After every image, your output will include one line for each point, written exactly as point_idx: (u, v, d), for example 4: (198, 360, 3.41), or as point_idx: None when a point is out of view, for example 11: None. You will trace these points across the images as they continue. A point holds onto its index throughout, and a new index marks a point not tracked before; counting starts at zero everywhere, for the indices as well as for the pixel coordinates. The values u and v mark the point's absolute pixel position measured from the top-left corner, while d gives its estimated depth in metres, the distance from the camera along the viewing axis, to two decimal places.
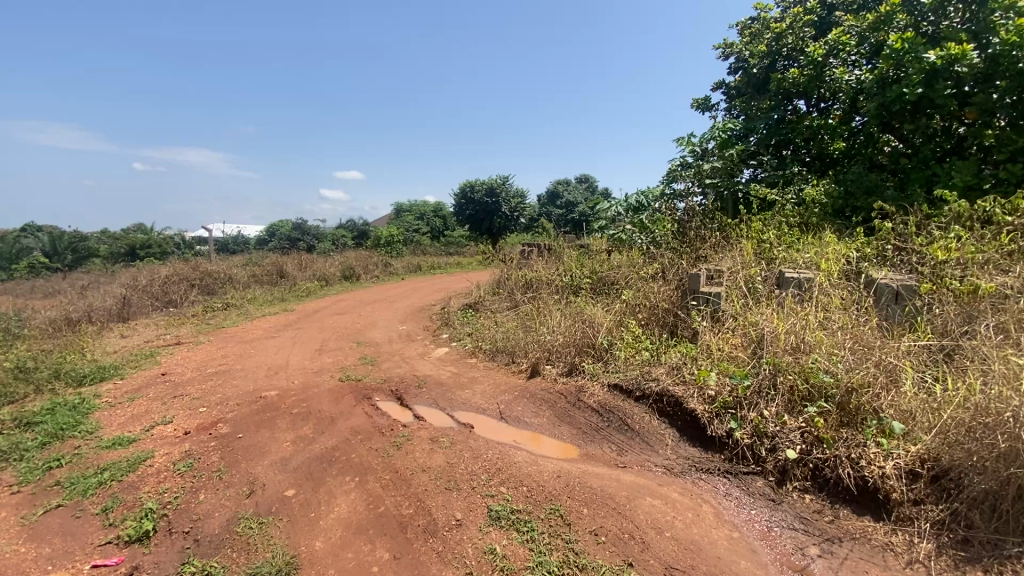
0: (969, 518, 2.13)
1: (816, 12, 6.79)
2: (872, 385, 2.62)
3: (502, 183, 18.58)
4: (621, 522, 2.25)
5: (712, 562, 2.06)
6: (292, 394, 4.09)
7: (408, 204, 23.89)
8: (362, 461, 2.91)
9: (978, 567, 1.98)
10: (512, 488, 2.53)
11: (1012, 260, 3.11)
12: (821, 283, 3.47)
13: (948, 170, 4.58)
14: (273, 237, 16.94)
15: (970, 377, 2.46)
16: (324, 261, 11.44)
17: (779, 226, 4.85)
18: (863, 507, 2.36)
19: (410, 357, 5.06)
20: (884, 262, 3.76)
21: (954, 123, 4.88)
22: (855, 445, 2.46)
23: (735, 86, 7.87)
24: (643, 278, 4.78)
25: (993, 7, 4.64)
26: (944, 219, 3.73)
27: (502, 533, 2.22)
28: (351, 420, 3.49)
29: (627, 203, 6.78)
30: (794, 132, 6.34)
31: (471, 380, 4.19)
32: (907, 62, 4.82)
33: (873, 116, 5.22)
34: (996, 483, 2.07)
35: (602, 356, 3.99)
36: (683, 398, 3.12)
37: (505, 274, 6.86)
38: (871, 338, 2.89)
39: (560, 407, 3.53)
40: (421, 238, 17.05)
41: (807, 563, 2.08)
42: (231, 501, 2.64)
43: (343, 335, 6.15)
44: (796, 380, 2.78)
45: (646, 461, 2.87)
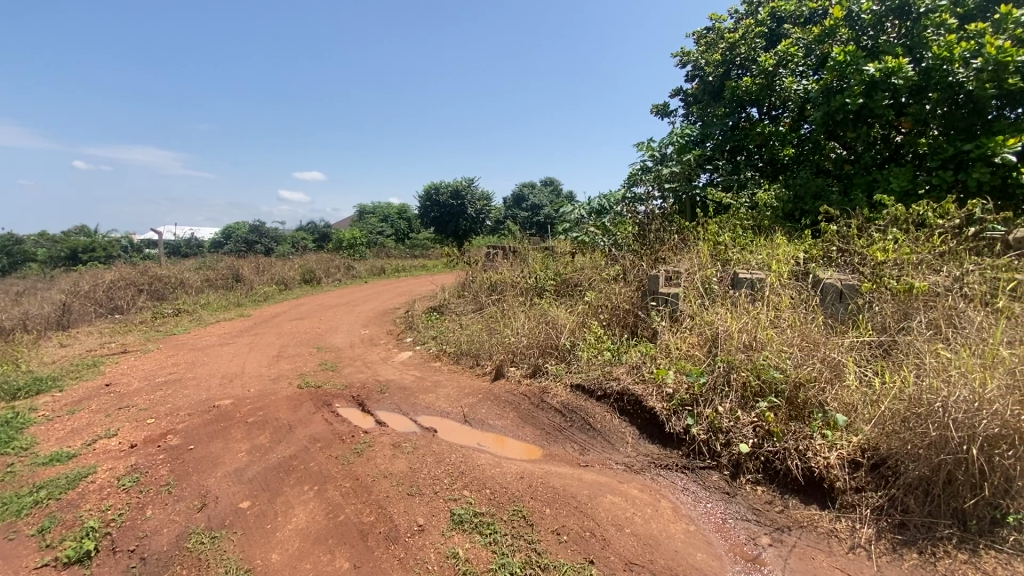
0: (904, 503, 2.27)
1: (767, 24, 7.03)
2: (818, 380, 2.75)
3: (467, 184, 18.48)
4: (582, 520, 2.28)
5: (670, 555, 2.11)
6: (248, 402, 3.95)
7: (371, 206, 23.59)
8: (322, 469, 2.85)
9: (914, 550, 2.12)
10: (475, 490, 2.52)
11: (943, 260, 3.33)
12: (772, 282, 3.62)
13: (887, 176, 4.88)
14: (229, 238, 16.31)
15: (905, 370, 2.63)
16: (283, 264, 11.10)
17: (734, 228, 5.02)
18: (810, 496, 2.47)
19: (372, 362, 4.96)
20: (830, 263, 3.96)
21: (892, 132, 5.22)
22: (803, 437, 2.57)
23: (692, 94, 8.10)
24: (606, 279, 4.88)
25: (927, 23, 4.95)
26: (883, 223, 3.97)
27: (465, 536, 2.22)
28: (310, 428, 3.40)
29: (590, 206, 6.88)
30: (747, 139, 6.57)
31: (435, 384, 4.16)
32: (849, 74, 5.09)
33: (819, 124, 5.48)
34: (928, 469, 2.22)
35: (566, 356, 4.04)
36: (643, 397, 3.18)
37: (470, 277, 6.85)
38: (817, 336, 3.03)
39: (524, 408, 3.55)
40: (385, 240, 16.80)
41: (759, 552, 2.17)
42: (181, 516, 2.53)
43: (303, 340, 5.99)
44: (748, 377, 2.90)
45: (607, 459, 2.92)
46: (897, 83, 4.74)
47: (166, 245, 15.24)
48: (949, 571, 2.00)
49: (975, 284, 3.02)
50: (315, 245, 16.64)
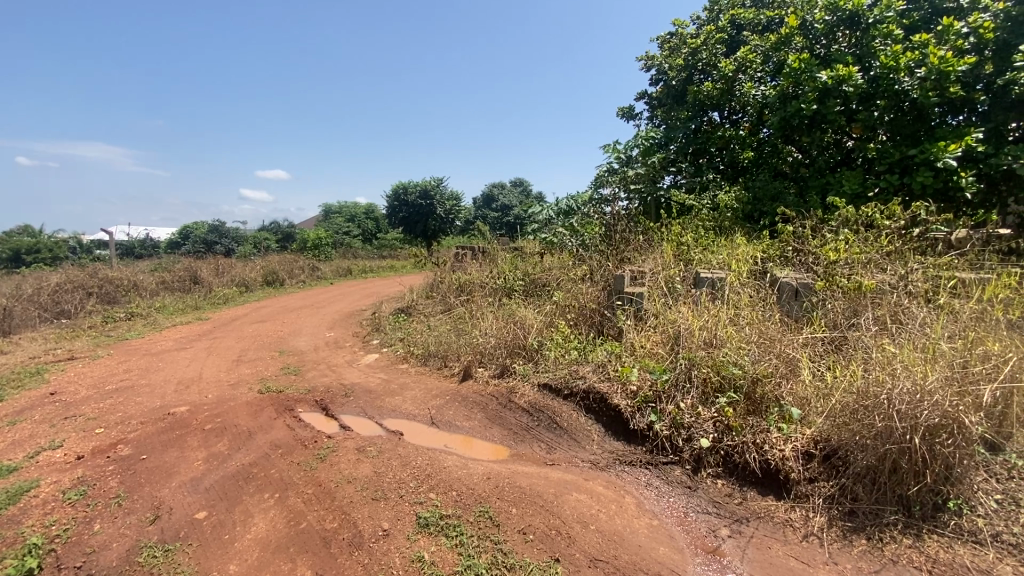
0: (854, 492, 2.38)
1: (727, 31, 7.28)
2: (774, 375, 2.85)
3: (436, 184, 18.29)
4: (549, 519, 2.30)
5: (634, 550, 2.15)
6: (205, 409, 3.81)
7: (337, 205, 23.11)
8: (283, 476, 2.77)
9: (862, 536, 2.22)
10: (441, 493, 2.50)
11: (890, 260, 3.50)
12: (731, 281, 3.74)
13: (838, 179, 5.11)
14: (187, 239, 15.70)
15: (854, 365, 2.75)
16: (244, 265, 10.76)
17: (696, 228, 5.15)
18: (767, 488, 2.55)
19: (337, 365, 4.86)
20: (787, 263, 4.11)
21: (844, 137, 5.44)
22: (761, 431, 2.66)
23: (656, 97, 8.26)
24: (573, 279, 4.92)
25: (875, 34, 5.20)
26: (835, 224, 4.15)
27: (431, 539, 2.20)
28: (271, 434, 3.31)
29: (558, 207, 6.93)
30: (709, 142, 6.77)
31: (401, 386, 4.11)
32: (804, 81, 5.31)
33: (777, 129, 5.68)
34: (875, 459, 2.33)
35: (533, 356, 4.05)
36: (608, 395, 3.22)
37: (438, 278, 6.80)
38: (774, 332, 3.13)
39: (491, 408, 3.55)
40: (352, 241, 16.48)
41: (719, 544, 2.24)
42: (133, 529, 2.42)
43: (264, 344, 5.82)
44: (709, 373, 2.98)
45: (573, 458, 2.96)
46: (847, 90, 4.99)
47: (118, 246, 14.56)
48: (895, 555, 2.11)
49: (918, 282, 3.19)
50: (278, 246, 16.19)
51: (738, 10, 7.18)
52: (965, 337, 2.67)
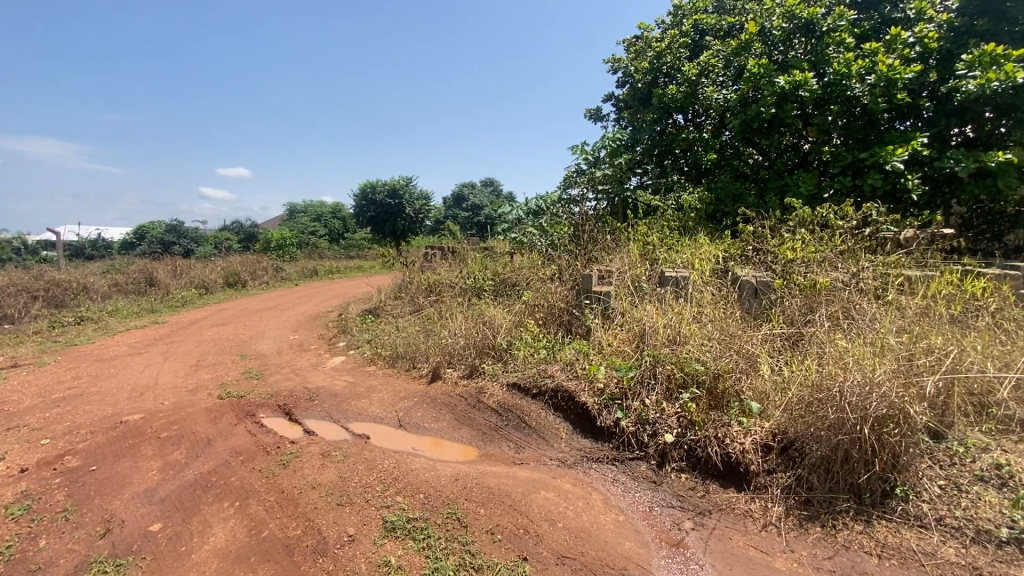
0: (809, 482, 2.47)
1: (690, 35, 7.45)
2: (734, 370, 2.94)
3: (405, 183, 18.07)
4: (516, 518, 2.30)
5: (600, 546, 2.18)
6: (161, 416, 3.66)
7: (303, 204, 22.55)
8: (244, 483, 2.69)
9: (817, 524, 2.32)
10: (408, 496, 2.48)
11: (843, 258, 3.65)
12: (695, 280, 3.83)
13: (796, 181, 5.31)
14: (143, 239, 15.03)
15: (809, 360, 2.86)
16: (204, 266, 10.38)
17: (662, 228, 5.26)
18: (728, 480, 2.63)
19: (301, 368, 4.75)
20: (747, 262, 4.24)
21: (801, 141, 5.65)
22: (722, 425, 2.74)
23: (623, 99, 8.38)
24: (542, 278, 4.95)
25: (829, 42, 5.41)
26: (792, 224, 4.30)
27: (397, 543, 2.17)
28: (232, 440, 3.21)
29: (527, 207, 6.97)
30: (674, 144, 6.91)
31: (368, 389, 4.04)
32: (763, 85, 5.48)
33: (738, 131, 5.85)
34: (829, 449, 2.43)
35: (502, 356, 4.05)
36: (576, 392, 3.26)
37: (407, 278, 6.73)
38: (735, 329, 3.23)
39: (460, 409, 3.54)
40: (318, 240, 16.12)
41: (682, 536, 2.29)
42: (81, 544, 2.30)
43: (226, 347, 5.63)
44: (673, 369, 3.05)
45: (542, 456, 2.98)
46: (803, 95, 5.17)
47: (65, 246, 13.81)
48: (847, 541, 2.21)
49: (868, 280, 3.35)
50: (240, 246, 15.68)
51: (701, 15, 7.37)
52: (911, 331, 2.81)
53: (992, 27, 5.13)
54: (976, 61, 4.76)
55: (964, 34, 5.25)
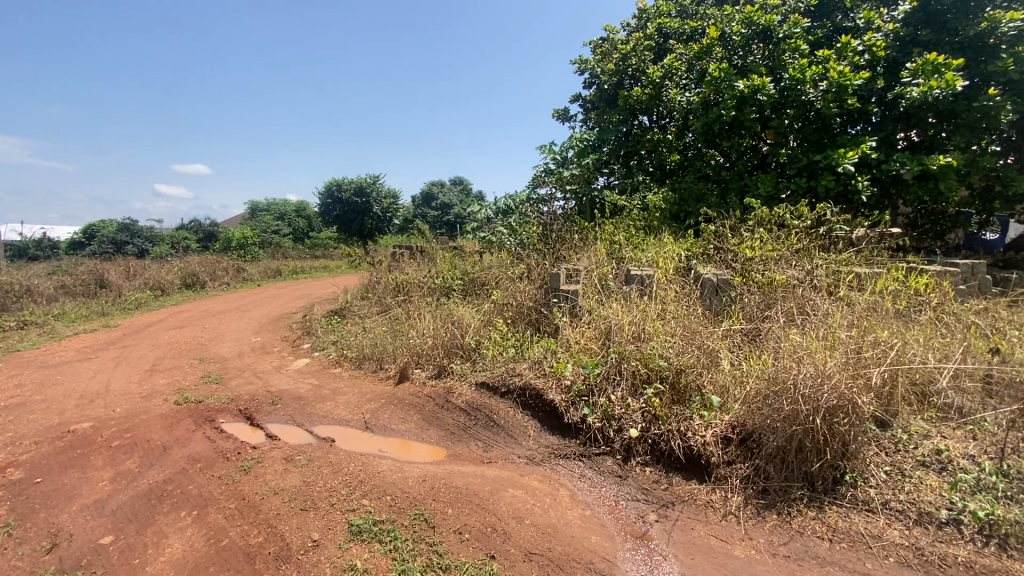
0: (766, 471, 2.57)
1: (654, 39, 7.59)
2: (696, 366, 3.03)
3: (372, 181, 17.80)
4: (484, 517, 2.31)
5: (567, 541, 2.21)
6: (113, 424, 3.50)
7: (265, 203, 21.89)
8: (203, 491, 2.60)
9: (773, 511, 2.42)
10: (375, 499, 2.45)
11: (798, 256, 3.80)
12: (659, 278, 3.92)
13: (755, 182, 5.49)
14: (93, 238, 14.29)
15: (766, 354, 2.97)
16: (159, 267, 9.95)
17: (628, 228, 5.36)
18: (690, 472, 2.71)
19: (264, 371, 4.61)
20: (709, 260, 4.37)
21: (760, 143, 5.85)
22: (684, 419, 2.82)
23: (590, 100, 8.47)
24: (511, 278, 4.96)
25: (785, 48, 5.63)
26: (751, 223, 4.46)
27: (364, 547, 2.15)
28: (190, 447, 3.10)
29: (496, 207, 6.98)
30: (639, 145, 7.04)
31: (334, 391, 3.97)
32: (723, 89, 5.65)
33: (700, 134, 6.01)
34: (784, 439, 2.54)
35: (470, 355, 4.05)
36: (543, 390, 3.29)
37: (374, 278, 6.64)
38: (697, 325, 3.32)
39: (428, 409, 3.52)
40: (281, 239, 15.68)
41: (647, 528, 2.35)
42: (25, 561, 2.18)
43: (183, 351, 5.42)
44: (637, 366, 3.11)
45: (510, 454, 3.00)
46: (761, 99, 5.36)
47: (5, 247, 13.00)
48: (801, 527, 2.31)
49: (821, 277, 3.50)
50: (199, 246, 15.10)
51: (665, 19, 7.52)
52: (861, 326, 2.95)
53: (933, 37, 5.42)
54: (919, 69, 5.00)
55: (908, 45, 5.56)
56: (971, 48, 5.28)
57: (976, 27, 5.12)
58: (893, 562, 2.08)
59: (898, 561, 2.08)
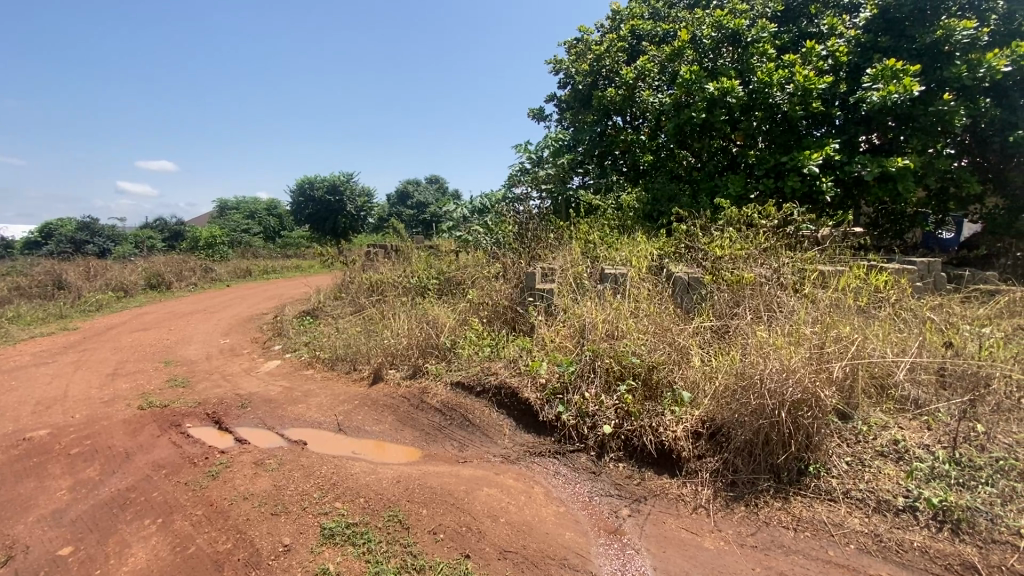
0: (735, 464, 2.64)
1: (627, 40, 7.68)
2: (667, 362, 3.08)
3: (346, 179, 17.54)
4: (459, 516, 2.31)
5: (541, 538, 2.23)
6: (72, 431, 3.37)
7: (234, 201, 21.33)
8: (168, 498, 2.53)
9: (741, 503, 2.48)
10: (348, 501, 2.42)
11: (765, 255, 3.91)
12: (633, 277, 3.98)
13: (725, 182, 5.62)
14: (50, 238, 13.69)
15: (735, 350, 3.05)
16: (121, 267, 9.60)
17: (602, 227, 5.41)
18: (662, 467, 2.77)
19: (233, 374, 4.50)
20: (681, 259, 4.45)
21: (730, 144, 5.99)
22: (656, 415, 2.87)
23: (564, 100, 8.52)
24: (486, 277, 4.96)
25: (754, 52, 5.77)
26: (721, 223, 4.56)
27: (336, 550, 2.12)
28: (154, 453, 3.01)
29: (472, 206, 6.97)
30: (613, 145, 7.12)
31: (305, 393, 3.90)
32: (695, 91, 5.76)
33: (672, 134, 6.12)
34: (751, 433, 2.61)
35: (446, 355, 4.03)
36: (519, 389, 3.30)
37: (348, 278, 6.55)
38: (668, 323, 3.38)
39: (402, 410, 3.49)
40: (251, 238, 15.29)
41: (620, 523, 2.39)
42: None
43: (147, 354, 5.24)
44: (611, 363, 3.14)
45: (485, 453, 3.00)
46: (730, 101, 5.49)
47: None
48: (767, 518, 2.38)
49: (788, 275, 3.60)
50: (165, 245, 14.62)
51: (637, 21, 7.61)
52: (824, 322, 3.06)
53: (892, 44, 5.67)
54: (879, 75, 5.21)
55: (869, 50, 5.79)
56: (927, 54, 5.49)
57: (932, 35, 5.34)
58: (854, 549, 2.16)
59: (858, 548, 2.17)
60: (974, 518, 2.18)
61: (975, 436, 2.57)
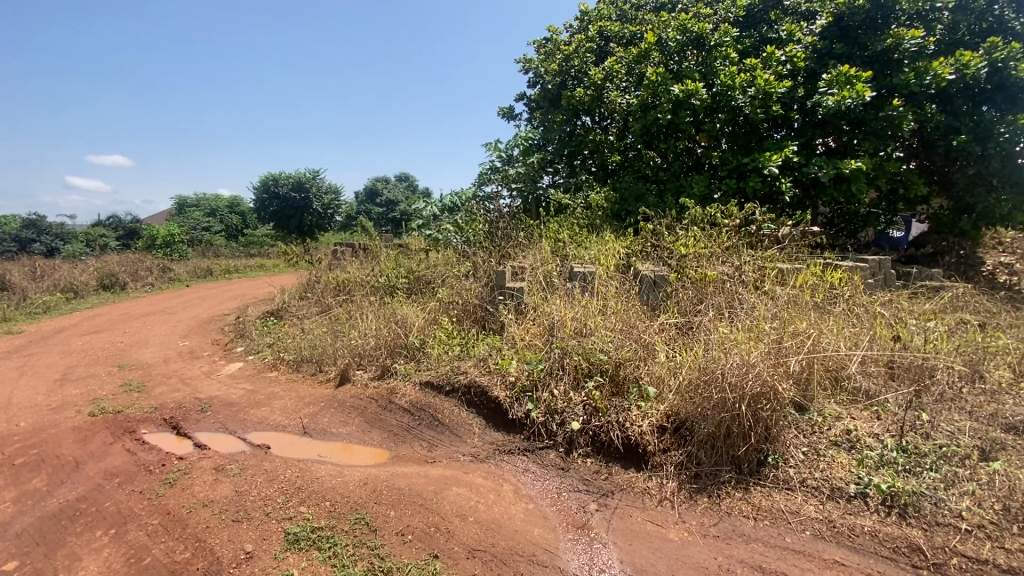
0: (698, 457, 2.72)
1: (596, 41, 7.76)
2: (634, 358, 3.14)
3: (312, 176, 17.16)
4: (427, 517, 2.30)
5: (511, 536, 2.25)
6: (15, 440, 3.19)
7: (194, 197, 20.57)
8: (122, 508, 2.43)
9: (705, 495, 2.56)
10: (313, 505, 2.38)
11: (728, 253, 4.03)
12: (601, 275, 4.03)
13: (690, 182, 5.76)
14: None
15: (698, 345, 3.13)
16: (71, 267, 9.14)
17: (572, 226, 5.46)
18: (629, 461, 2.82)
19: (192, 377, 4.35)
20: (647, 257, 4.54)
21: (694, 145, 6.13)
22: (623, 410, 2.93)
23: (534, 100, 8.55)
24: (456, 276, 4.93)
25: (717, 56, 5.92)
26: (686, 222, 4.67)
27: (301, 555, 2.08)
28: (106, 461, 2.88)
29: (442, 204, 6.93)
30: (582, 144, 7.20)
31: (269, 396, 3.80)
32: (661, 92, 5.86)
33: (639, 135, 6.22)
34: (714, 426, 2.69)
35: (415, 355, 4.00)
36: (488, 387, 3.31)
37: (314, 277, 6.41)
38: (635, 320, 3.44)
39: (370, 411, 3.45)
40: (213, 237, 14.77)
41: (588, 518, 2.42)
42: None
43: (99, 358, 5.01)
44: (579, 360, 3.18)
45: (454, 453, 2.99)
46: (694, 103, 5.62)
47: None
48: (729, 508, 2.46)
49: (749, 273, 3.72)
50: (120, 243, 13.99)
51: (605, 22, 7.71)
52: (782, 318, 3.17)
53: (846, 50, 5.93)
54: (834, 80, 5.42)
55: (825, 56, 6.04)
56: (878, 62, 5.78)
57: (882, 43, 5.62)
58: (809, 535, 2.26)
59: (813, 534, 2.27)
60: (919, 502, 2.30)
61: (921, 424, 2.71)
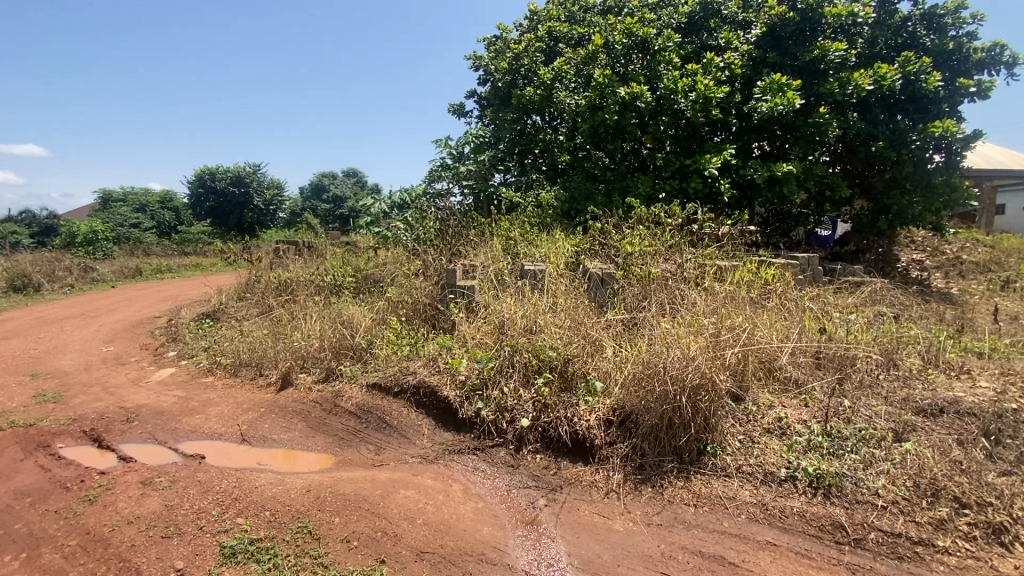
0: (643, 449, 2.81)
1: (545, 41, 7.83)
2: (581, 354, 3.20)
3: (253, 171, 16.38)
4: (374, 522, 2.26)
5: (459, 535, 2.24)
6: None
7: (120, 192, 19.15)
8: (34, 530, 2.23)
9: (649, 485, 2.65)
10: (252, 516, 2.28)
11: (671, 251, 4.17)
12: (551, 273, 4.08)
13: (636, 182, 5.93)
14: None
15: (643, 340, 3.23)
16: None
17: (522, 224, 5.49)
18: (577, 456, 2.88)
19: (117, 385, 4.05)
20: (595, 255, 4.64)
21: (640, 146, 6.31)
22: (571, 406, 2.98)
23: (484, 97, 8.53)
24: (406, 274, 4.84)
25: (661, 60, 6.12)
26: (632, 221, 4.80)
27: (238, 569, 1.99)
28: (15, 480, 2.64)
29: (391, 201, 6.79)
30: (532, 143, 7.25)
31: (204, 403, 3.60)
32: (607, 94, 5.99)
33: (587, 135, 6.34)
34: (657, 418, 2.79)
35: (362, 356, 3.90)
36: (437, 387, 3.28)
37: (255, 277, 6.12)
38: (583, 316, 3.51)
39: (315, 415, 3.34)
40: (142, 234, 13.81)
41: (537, 513, 2.45)
42: None
43: (8, 367, 4.57)
44: (528, 358, 3.21)
45: (402, 455, 2.95)
46: (640, 105, 5.78)
47: None
48: (671, 496, 2.56)
49: (690, 270, 3.87)
50: (34, 241, 12.82)
51: (554, 23, 7.79)
52: (721, 312, 3.32)
53: (779, 60, 6.28)
54: (768, 87, 5.74)
55: (760, 64, 6.38)
56: (807, 71, 6.16)
57: (810, 54, 5.99)
58: (745, 519, 2.39)
59: (748, 518, 2.40)
60: (841, 482, 2.48)
61: (843, 410, 2.92)
